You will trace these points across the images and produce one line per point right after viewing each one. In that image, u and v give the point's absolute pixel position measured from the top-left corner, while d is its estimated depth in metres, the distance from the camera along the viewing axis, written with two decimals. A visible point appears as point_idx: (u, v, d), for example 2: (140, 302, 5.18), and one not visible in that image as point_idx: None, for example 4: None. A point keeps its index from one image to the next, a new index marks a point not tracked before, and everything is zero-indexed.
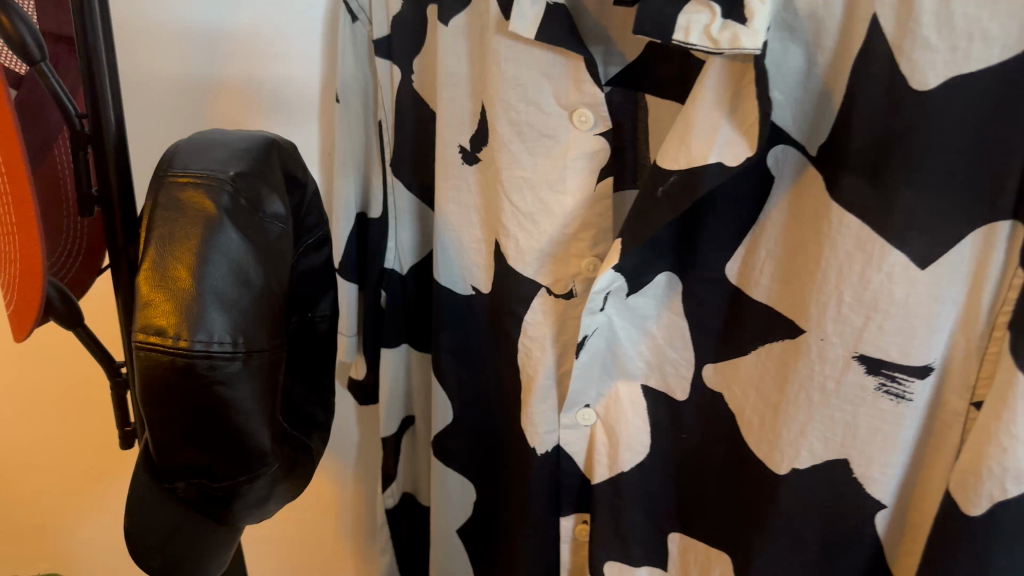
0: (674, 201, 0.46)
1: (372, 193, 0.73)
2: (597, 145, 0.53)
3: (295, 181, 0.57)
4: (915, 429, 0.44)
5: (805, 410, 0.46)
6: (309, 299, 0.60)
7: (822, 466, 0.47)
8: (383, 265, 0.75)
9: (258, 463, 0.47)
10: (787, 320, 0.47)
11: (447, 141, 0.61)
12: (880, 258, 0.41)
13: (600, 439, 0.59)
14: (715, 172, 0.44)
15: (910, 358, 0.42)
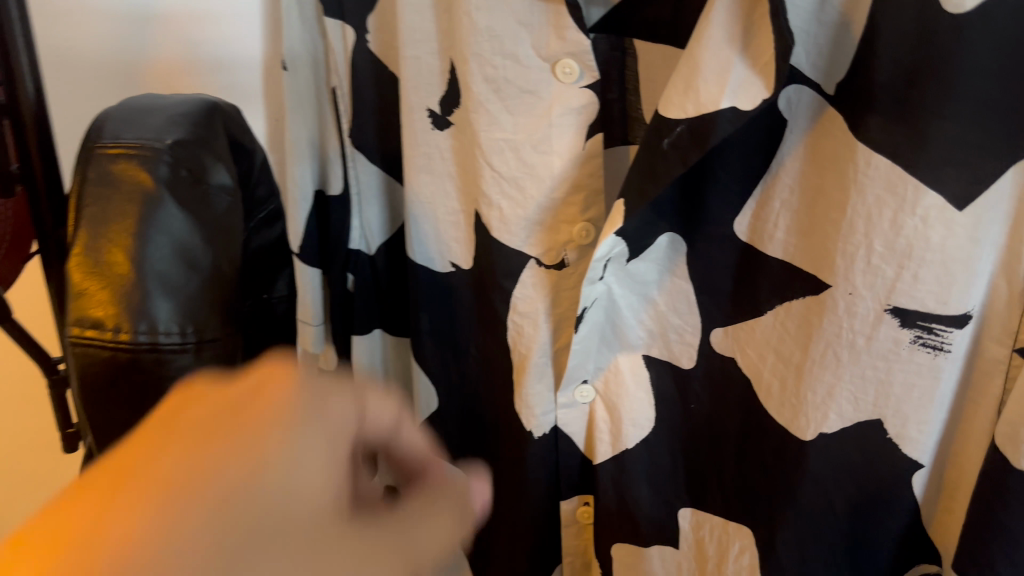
0: (683, 152, 0.41)
1: (330, 166, 0.67)
2: (586, 99, 0.48)
3: (242, 148, 0.54)
4: (952, 382, 0.41)
5: (832, 370, 0.43)
6: (259, 278, 0.58)
7: (852, 429, 0.44)
8: (349, 246, 0.70)
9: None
10: (808, 274, 0.44)
11: (414, 105, 0.55)
12: (914, 201, 0.38)
13: (600, 416, 0.55)
14: (729, 118, 0.39)
15: (947, 307, 0.39)
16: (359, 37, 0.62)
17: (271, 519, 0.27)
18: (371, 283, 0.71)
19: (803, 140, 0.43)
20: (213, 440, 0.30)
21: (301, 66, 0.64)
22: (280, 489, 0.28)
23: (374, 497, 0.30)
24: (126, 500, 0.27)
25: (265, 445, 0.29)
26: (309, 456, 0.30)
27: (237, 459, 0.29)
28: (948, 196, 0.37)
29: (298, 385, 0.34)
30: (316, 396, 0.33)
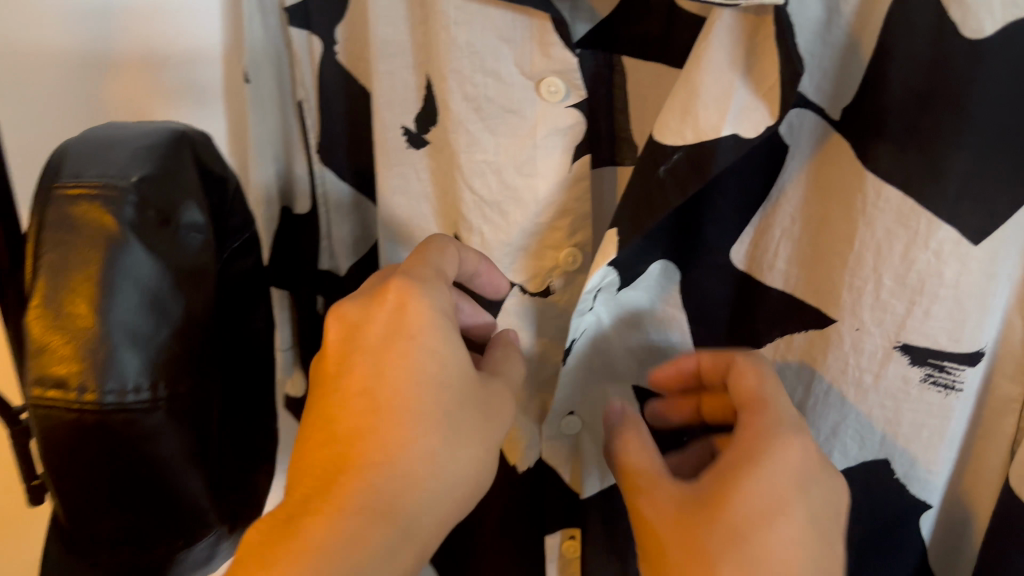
0: (681, 180, 0.38)
1: (296, 184, 0.64)
2: (572, 119, 0.44)
3: (214, 176, 0.50)
4: (964, 421, 0.40)
5: (837, 408, 0.42)
6: (241, 310, 0.54)
7: (857, 467, 0.43)
8: (319, 266, 0.67)
9: (199, 523, 0.40)
10: (811, 306, 0.42)
11: (388, 122, 0.52)
12: (927, 235, 0.36)
13: (588, 448, 0.54)
14: (730, 146, 0.37)
15: (960, 345, 0.37)
16: (327, 48, 0.58)
17: (443, 465, 0.37)
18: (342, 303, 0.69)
19: (805, 167, 0.41)
20: (396, 382, 0.37)
21: (266, 76, 0.60)
22: (449, 441, 0.37)
23: (495, 397, 0.40)
24: (355, 425, 0.37)
25: (423, 386, 0.37)
26: (454, 397, 0.37)
27: (413, 389, 0.37)
28: (964, 230, 0.35)
29: (424, 304, 0.38)
30: (435, 305, 0.39)
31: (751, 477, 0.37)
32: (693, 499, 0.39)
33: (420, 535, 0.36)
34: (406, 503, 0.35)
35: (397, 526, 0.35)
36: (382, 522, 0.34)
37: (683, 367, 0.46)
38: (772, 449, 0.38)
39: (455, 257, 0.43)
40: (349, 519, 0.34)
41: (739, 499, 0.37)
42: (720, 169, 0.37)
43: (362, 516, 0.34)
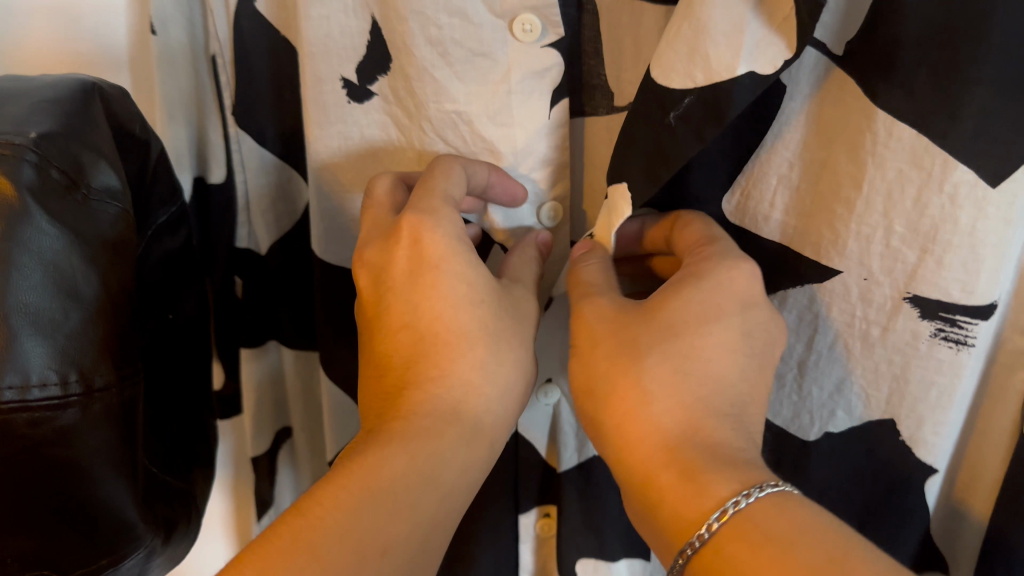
0: (695, 125, 0.35)
1: (212, 151, 0.57)
2: (549, 60, 0.41)
3: (133, 140, 0.44)
4: (971, 377, 0.40)
5: (843, 363, 0.42)
6: (166, 298, 0.49)
7: (862, 426, 0.43)
8: (238, 246, 0.59)
9: (126, 538, 0.38)
10: (810, 258, 0.41)
11: (323, 75, 0.45)
12: (942, 177, 0.34)
13: (566, 420, 0.51)
14: (748, 86, 0.33)
15: (974, 297, 0.36)
16: None
17: (496, 371, 0.40)
18: (261, 285, 0.61)
19: (807, 107, 0.38)
20: (435, 310, 0.40)
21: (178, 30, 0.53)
22: (494, 351, 0.40)
23: (522, 300, 0.42)
24: (406, 347, 0.41)
25: (461, 306, 0.40)
26: (491, 312, 0.40)
27: (455, 310, 0.40)
28: (982, 173, 0.33)
29: (439, 235, 0.40)
30: (455, 231, 0.40)
31: (686, 280, 0.36)
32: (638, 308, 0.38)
33: (488, 433, 0.40)
34: (472, 412, 0.40)
35: (466, 429, 0.39)
36: (460, 426, 0.39)
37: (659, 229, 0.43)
38: (717, 264, 0.36)
39: (459, 182, 0.41)
40: (422, 420, 0.38)
41: (677, 305, 0.36)
42: (737, 113, 0.34)
43: (433, 428, 0.38)
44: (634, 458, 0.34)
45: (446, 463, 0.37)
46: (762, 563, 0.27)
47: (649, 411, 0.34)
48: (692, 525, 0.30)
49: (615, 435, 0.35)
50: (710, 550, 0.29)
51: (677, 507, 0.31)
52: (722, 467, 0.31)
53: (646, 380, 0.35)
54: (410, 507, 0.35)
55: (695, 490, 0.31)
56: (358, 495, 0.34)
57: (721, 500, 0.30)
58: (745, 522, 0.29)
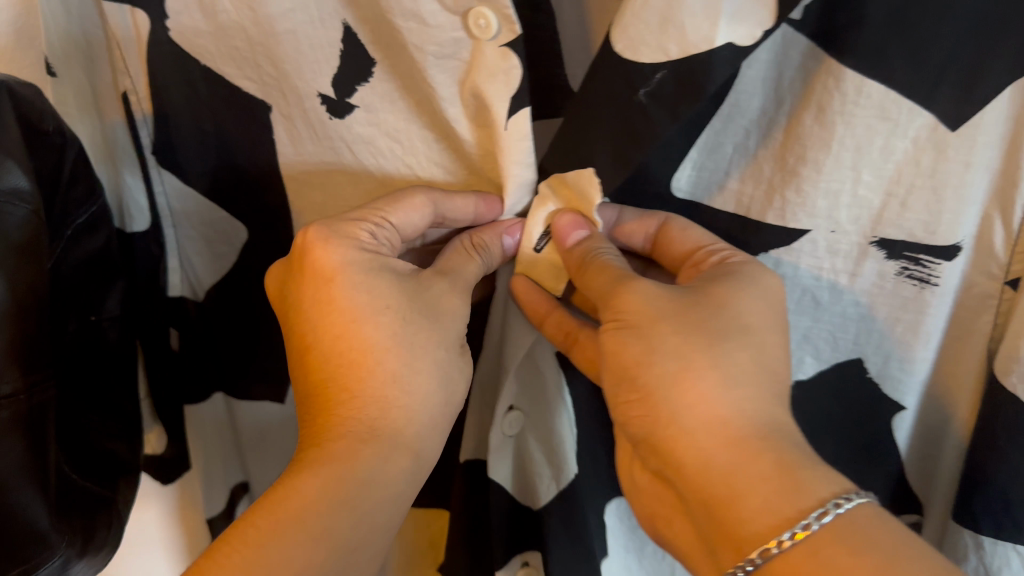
0: (669, 103, 0.35)
1: (126, 197, 0.52)
2: (504, 60, 0.37)
3: (46, 137, 0.39)
4: (938, 315, 0.41)
5: (810, 314, 0.44)
6: (87, 298, 0.46)
7: (831, 368, 0.46)
8: (170, 295, 0.55)
9: (42, 549, 0.40)
10: (773, 225, 0.41)
11: (301, 92, 0.45)
12: (907, 124, 0.36)
13: (534, 446, 0.49)
14: (726, 58, 0.34)
15: (936, 237, 0.38)
16: (155, 22, 0.44)
17: (420, 379, 0.43)
18: (202, 335, 0.58)
19: (769, 71, 0.39)
20: (345, 329, 0.43)
21: (71, 64, 0.48)
22: (406, 358, 0.43)
23: (446, 302, 0.44)
24: (328, 362, 0.43)
25: (365, 324, 0.42)
26: (399, 323, 0.43)
27: (362, 332, 0.42)
28: (942, 116, 0.35)
29: (332, 254, 0.43)
30: (356, 253, 0.42)
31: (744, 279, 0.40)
32: (680, 297, 0.42)
33: (413, 447, 0.43)
34: (389, 430, 0.42)
35: (386, 447, 0.42)
36: (372, 446, 0.42)
37: (643, 225, 0.44)
38: (763, 269, 0.41)
39: (414, 214, 0.43)
40: (340, 441, 0.42)
41: (735, 297, 0.40)
42: (713, 89, 0.35)
43: (339, 452, 0.41)
44: (704, 446, 0.39)
45: (366, 482, 0.41)
46: (876, 560, 0.33)
47: (716, 402, 0.39)
48: (787, 522, 0.35)
49: (674, 417, 0.40)
50: (806, 550, 0.34)
51: (766, 502, 0.36)
52: (816, 470, 0.37)
53: (718, 365, 0.40)
54: (320, 534, 0.39)
55: (793, 485, 0.36)
56: (279, 527, 0.38)
57: (822, 500, 0.35)
58: (843, 527, 0.34)
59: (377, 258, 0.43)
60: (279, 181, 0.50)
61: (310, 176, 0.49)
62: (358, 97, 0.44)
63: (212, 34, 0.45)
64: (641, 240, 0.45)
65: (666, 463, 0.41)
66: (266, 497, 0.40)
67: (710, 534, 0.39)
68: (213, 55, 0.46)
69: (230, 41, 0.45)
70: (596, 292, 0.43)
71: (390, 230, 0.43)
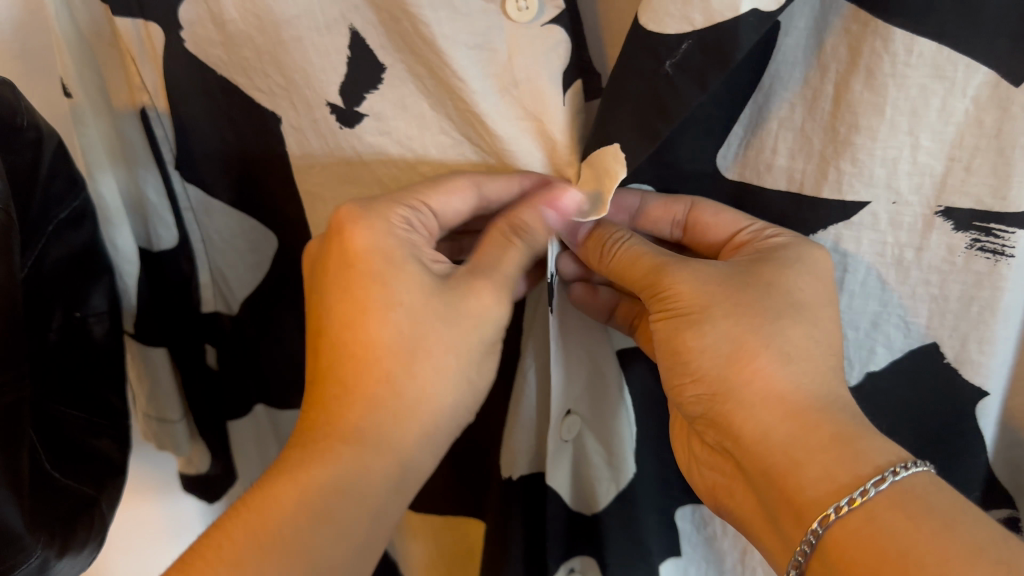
0: (696, 73, 0.33)
1: (154, 219, 0.49)
2: (552, 38, 0.38)
3: (18, 132, 0.40)
4: (1016, 289, 0.38)
5: (878, 297, 0.41)
6: (71, 290, 0.46)
7: (904, 358, 0.42)
8: (203, 311, 0.54)
9: (16, 550, 0.40)
10: (829, 199, 0.38)
11: (313, 101, 0.44)
12: (964, 82, 0.33)
13: (593, 448, 0.47)
14: (752, 24, 0.31)
15: (1007, 205, 0.35)
16: (169, 33, 0.43)
17: (426, 381, 0.40)
18: (238, 351, 0.56)
19: (809, 40, 0.36)
20: (358, 322, 0.39)
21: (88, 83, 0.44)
22: (404, 360, 0.39)
23: (470, 304, 0.40)
24: (334, 357, 0.40)
25: (377, 316, 0.39)
26: (410, 318, 0.39)
27: (374, 321, 0.39)
28: (1003, 72, 0.33)
29: (361, 235, 0.40)
30: (388, 236, 0.40)
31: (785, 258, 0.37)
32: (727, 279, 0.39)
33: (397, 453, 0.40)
34: (383, 434, 0.39)
35: (368, 454, 0.38)
36: (362, 453, 0.38)
37: (671, 210, 0.42)
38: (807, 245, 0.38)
39: (457, 199, 0.42)
40: (340, 446, 0.38)
41: (780, 274, 0.37)
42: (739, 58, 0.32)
43: (328, 457, 0.38)
44: (761, 419, 0.37)
45: (350, 494, 0.37)
46: (932, 524, 0.31)
47: (772, 378, 0.37)
48: (845, 488, 0.33)
49: (729, 393, 0.38)
50: (863, 515, 0.32)
51: (825, 470, 0.34)
52: (876, 438, 0.35)
53: (772, 343, 0.37)
54: (296, 552, 0.35)
55: (850, 455, 0.34)
56: (241, 547, 0.35)
57: (879, 468, 0.33)
58: (902, 495, 0.32)
59: (410, 246, 0.41)
60: (295, 200, 0.50)
61: (323, 189, 0.48)
62: (368, 104, 0.43)
63: (222, 46, 0.43)
64: (667, 225, 0.43)
65: (726, 436, 0.39)
66: (245, 502, 0.37)
67: (771, 507, 0.37)
68: (224, 66, 0.44)
69: (242, 52, 0.43)
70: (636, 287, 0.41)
71: (427, 215, 0.42)
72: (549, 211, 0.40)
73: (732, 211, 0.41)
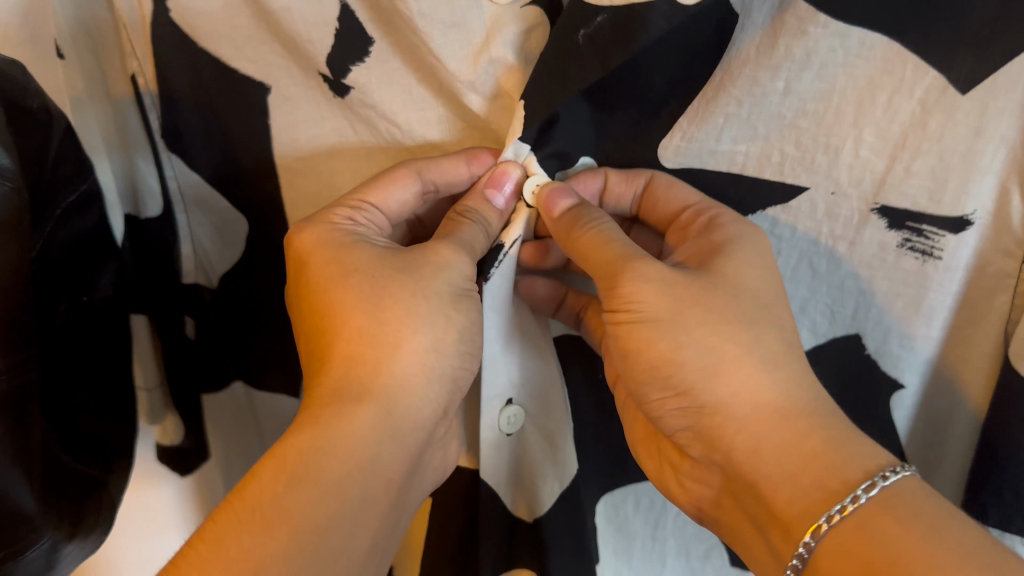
0: (601, 47, 0.36)
1: (142, 187, 0.50)
2: (531, 19, 0.40)
3: (28, 114, 0.40)
4: (942, 292, 0.41)
5: (807, 284, 0.44)
6: (82, 276, 0.47)
7: (828, 343, 0.45)
8: (183, 282, 0.54)
9: (25, 531, 0.42)
10: (770, 180, 0.40)
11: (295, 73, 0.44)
12: (912, 82, 0.36)
13: (535, 447, 0.49)
14: (663, 11, 0.35)
15: (942, 209, 0.38)
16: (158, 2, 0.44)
17: (398, 329, 0.40)
18: (216, 326, 0.57)
19: (763, 39, 0.37)
20: (321, 305, 0.42)
21: (82, 49, 0.46)
22: (371, 314, 0.40)
23: (424, 261, 0.42)
24: (315, 337, 0.42)
25: (338, 288, 0.41)
26: (370, 284, 0.41)
27: (336, 296, 0.41)
28: (953, 80, 0.35)
29: (310, 233, 0.43)
30: (333, 231, 0.43)
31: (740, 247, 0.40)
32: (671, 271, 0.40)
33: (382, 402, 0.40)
34: (362, 388, 0.40)
35: (348, 401, 0.39)
36: (341, 407, 0.39)
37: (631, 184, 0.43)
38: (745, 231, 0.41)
39: (402, 188, 0.44)
40: (323, 409, 0.39)
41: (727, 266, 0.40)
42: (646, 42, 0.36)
43: (308, 422, 0.39)
44: (755, 402, 0.38)
45: (338, 450, 0.38)
46: (922, 529, 0.32)
47: (729, 387, 0.38)
48: (834, 496, 0.34)
49: (711, 404, 0.39)
50: (854, 522, 0.33)
51: (818, 480, 0.35)
52: (859, 445, 0.36)
53: (743, 347, 0.38)
54: (281, 517, 0.36)
55: (837, 462, 0.36)
56: (244, 527, 0.36)
57: (868, 474, 0.35)
58: (889, 499, 0.33)
59: (359, 237, 0.43)
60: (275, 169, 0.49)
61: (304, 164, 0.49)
62: (351, 77, 0.44)
63: (213, 12, 0.44)
64: (629, 199, 0.45)
65: (713, 449, 0.39)
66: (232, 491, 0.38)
67: (761, 519, 0.37)
68: (213, 33, 0.45)
69: (235, 19, 0.45)
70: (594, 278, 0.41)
71: (373, 211, 0.44)
72: (495, 192, 0.42)
73: (684, 185, 0.42)
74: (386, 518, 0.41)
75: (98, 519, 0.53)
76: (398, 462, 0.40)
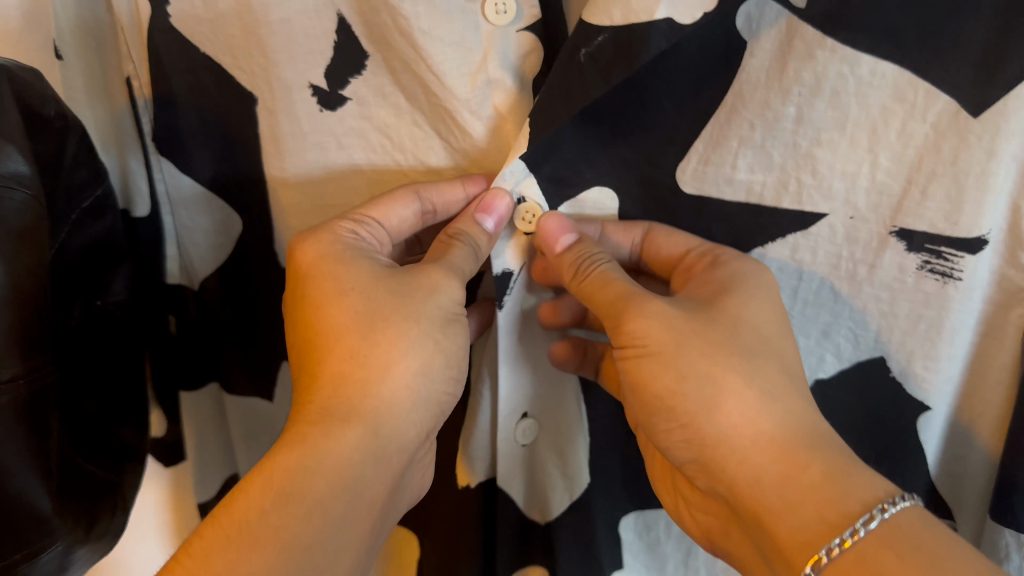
0: (605, 67, 0.35)
1: (134, 184, 0.50)
2: (527, 42, 0.40)
3: (45, 122, 0.39)
4: (964, 311, 0.40)
5: (829, 308, 0.42)
6: (98, 279, 0.46)
7: (850, 369, 0.44)
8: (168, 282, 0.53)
9: (43, 533, 0.42)
10: (788, 209, 0.39)
11: (293, 83, 0.44)
12: (925, 107, 0.35)
13: (548, 459, 0.49)
14: (663, 31, 0.34)
15: (959, 230, 0.37)
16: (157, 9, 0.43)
17: (389, 351, 0.40)
18: (199, 329, 0.56)
19: (774, 62, 0.37)
20: (314, 321, 0.41)
21: (80, 48, 0.46)
22: (366, 335, 0.40)
23: (421, 284, 0.41)
24: (305, 353, 0.41)
25: (334, 306, 0.40)
26: (365, 305, 0.40)
27: (330, 313, 0.40)
28: (962, 102, 0.34)
29: (308, 247, 0.42)
30: (333, 244, 0.42)
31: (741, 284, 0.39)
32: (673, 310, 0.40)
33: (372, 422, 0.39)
34: (353, 407, 0.39)
35: (338, 420, 0.38)
36: (331, 426, 0.38)
37: (629, 235, 0.43)
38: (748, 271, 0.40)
39: (400, 206, 0.43)
40: (313, 427, 0.38)
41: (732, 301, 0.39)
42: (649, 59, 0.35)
43: (296, 439, 0.38)
44: (752, 426, 0.37)
45: (327, 469, 0.37)
46: (921, 561, 0.31)
47: (729, 417, 0.37)
48: (832, 531, 0.34)
49: (706, 434, 0.38)
50: (854, 555, 0.32)
51: (818, 512, 0.34)
52: (862, 474, 0.35)
53: (741, 376, 0.38)
54: (270, 535, 0.35)
55: (835, 494, 0.35)
56: (231, 544, 0.35)
57: (867, 506, 0.34)
58: (890, 535, 0.32)
59: (357, 252, 0.42)
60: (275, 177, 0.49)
61: None
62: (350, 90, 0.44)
63: (210, 22, 0.44)
64: (627, 248, 0.44)
65: (714, 480, 0.39)
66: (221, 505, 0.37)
67: (765, 547, 0.36)
68: (211, 42, 0.45)
69: (227, 31, 0.44)
70: (596, 308, 0.41)
71: (374, 226, 0.43)
72: (486, 218, 0.40)
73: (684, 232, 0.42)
74: (371, 539, 0.40)
75: (110, 522, 0.52)
76: (382, 481, 0.40)
